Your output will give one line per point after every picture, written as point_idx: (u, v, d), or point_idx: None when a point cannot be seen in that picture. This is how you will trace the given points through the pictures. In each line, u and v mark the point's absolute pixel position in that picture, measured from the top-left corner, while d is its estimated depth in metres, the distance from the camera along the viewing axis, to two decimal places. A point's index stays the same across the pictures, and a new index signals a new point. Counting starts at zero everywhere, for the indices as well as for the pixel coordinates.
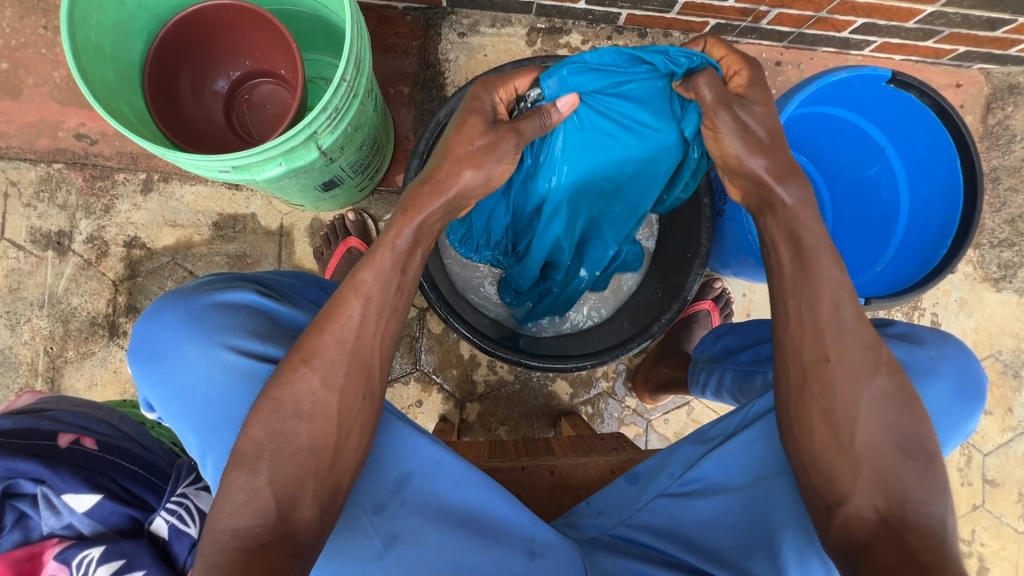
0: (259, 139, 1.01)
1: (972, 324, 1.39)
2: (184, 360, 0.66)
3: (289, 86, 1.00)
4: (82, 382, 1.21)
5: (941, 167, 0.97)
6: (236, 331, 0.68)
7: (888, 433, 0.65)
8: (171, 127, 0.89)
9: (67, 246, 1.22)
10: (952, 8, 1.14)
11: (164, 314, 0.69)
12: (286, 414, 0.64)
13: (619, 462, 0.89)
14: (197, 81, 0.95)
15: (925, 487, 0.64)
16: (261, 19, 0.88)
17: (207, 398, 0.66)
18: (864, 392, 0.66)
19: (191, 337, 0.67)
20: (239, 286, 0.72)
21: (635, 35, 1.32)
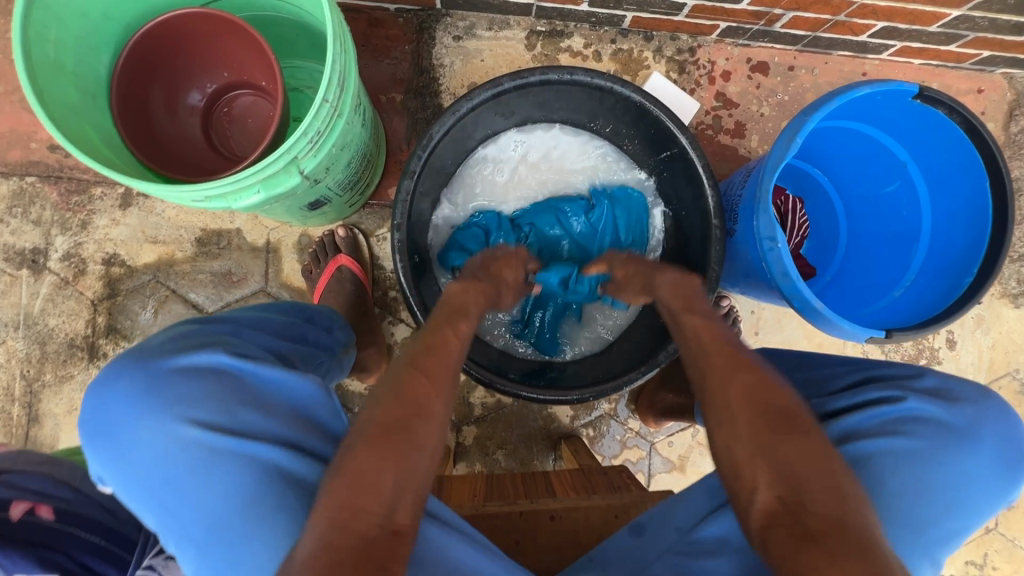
0: (241, 156, 0.95)
1: (989, 342, 1.34)
2: (144, 439, 0.56)
3: (269, 97, 0.94)
4: (61, 407, 1.16)
5: (969, 187, 0.90)
6: (208, 400, 0.58)
7: (753, 411, 0.57)
8: (144, 149, 0.82)
9: (42, 264, 1.16)
10: (979, 12, 1.07)
11: (117, 384, 0.58)
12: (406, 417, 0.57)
13: (621, 505, 0.83)
14: (171, 96, 0.89)
15: (810, 463, 0.53)
16: (237, 29, 0.81)
17: (176, 484, 0.55)
18: (728, 383, 0.61)
19: (165, 408, 0.57)
20: (207, 345, 0.63)
21: (640, 39, 1.25)
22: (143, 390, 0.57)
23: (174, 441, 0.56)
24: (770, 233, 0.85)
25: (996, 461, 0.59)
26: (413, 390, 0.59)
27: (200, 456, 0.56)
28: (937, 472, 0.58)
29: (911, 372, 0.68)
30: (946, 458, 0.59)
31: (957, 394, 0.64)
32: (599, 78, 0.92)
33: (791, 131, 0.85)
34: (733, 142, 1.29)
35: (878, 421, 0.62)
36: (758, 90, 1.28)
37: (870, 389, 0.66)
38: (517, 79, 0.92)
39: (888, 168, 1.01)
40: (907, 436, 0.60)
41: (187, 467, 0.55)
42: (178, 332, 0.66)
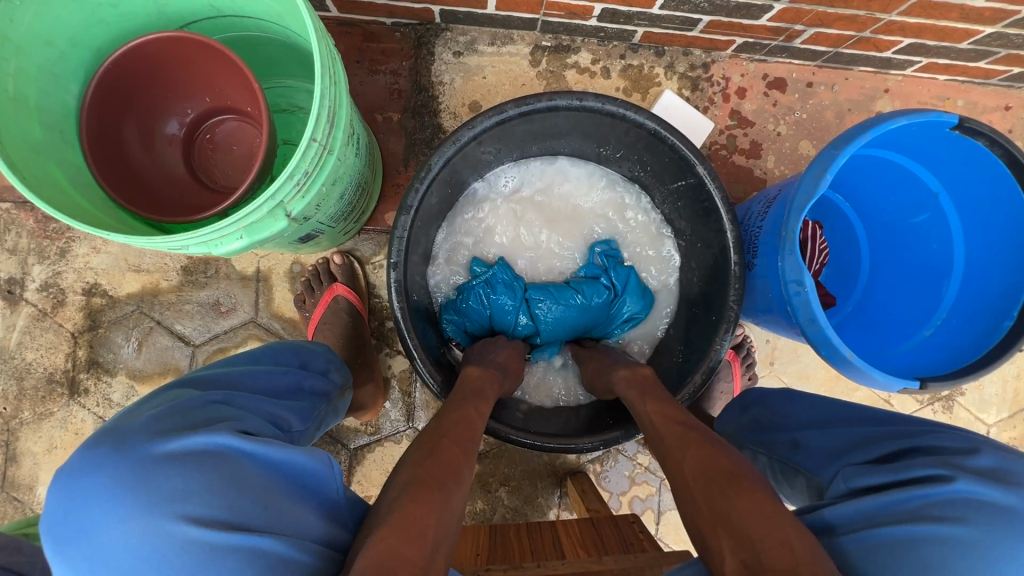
0: (227, 186, 0.89)
1: (1013, 371, 1.28)
2: (126, 542, 0.49)
3: (255, 123, 0.87)
4: (40, 445, 1.10)
5: (1010, 223, 0.83)
6: (203, 492, 0.52)
7: (705, 479, 0.59)
8: (118, 185, 0.75)
9: (19, 295, 1.10)
10: (1014, 29, 1.01)
11: (96, 477, 0.51)
12: (433, 472, 0.59)
13: (635, 566, 0.77)
14: (148, 124, 0.82)
15: (761, 517, 0.53)
16: (217, 52, 0.75)
17: None
18: (681, 458, 0.63)
19: (158, 507, 0.50)
20: (199, 425, 0.56)
21: (651, 54, 1.18)
22: (127, 483, 0.50)
23: (164, 542, 0.49)
24: (796, 276, 0.79)
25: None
26: (434, 453, 0.62)
27: (194, 558, 0.49)
28: (993, 568, 0.52)
29: (966, 446, 0.61)
30: (1006, 553, 0.52)
31: (1019, 475, 0.57)
32: (611, 104, 0.86)
33: (820, 166, 0.78)
34: (748, 162, 1.22)
35: (922, 504, 0.56)
36: (775, 108, 1.22)
37: (916, 466, 0.60)
38: (522, 105, 0.86)
39: (918, 198, 0.95)
40: (957, 522, 0.54)
41: (183, 572, 0.49)
42: (160, 407, 0.59)
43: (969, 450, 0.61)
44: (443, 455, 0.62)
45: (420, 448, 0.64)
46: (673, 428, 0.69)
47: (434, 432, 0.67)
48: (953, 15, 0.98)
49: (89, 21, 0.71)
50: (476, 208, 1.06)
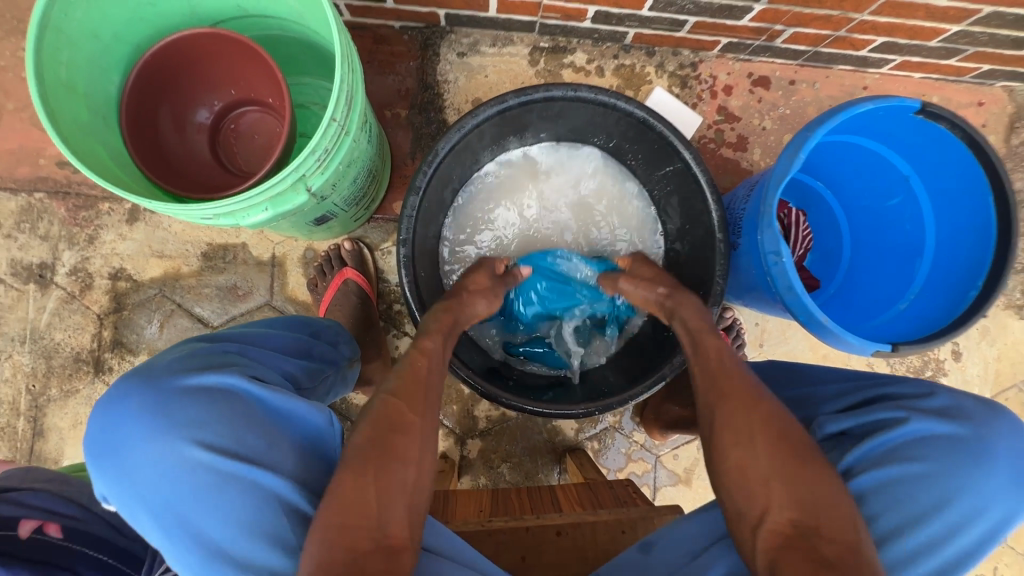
0: (248, 172, 0.96)
1: (994, 353, 1.33)
2: (147, 460, 0.57)
3: (276, 113, 0.95)
4: (65, 421, 1.16)
5: (973, 202, 0.90)
6: (213, 422, 0.59)
7: (771, 442, 0.63)
8: (152, 166, 0.83)
9: (49, 279, 1.17)
10: (978, 27, 1.08)
11: (126, 403, 0.60)
12: (387, 430, 0.63)
13: (628, 519, 0.83)
14: (179, 113, 0.90)
15: (824, 486, 0.59)
16: (245, 46, 0.82)
17: (184, 505, 0.57)
18: (739, 412, 0.66)
19: (173, 431, 0.58)
20: (214, 366, 0.64)
21: (642, 54, 1.27)
22: (152, 410, 0.59)
23: (177, 460, 0.57)
24: (775, 248, 0.85)
25: (1004, 479, 0.60)
26: (386, 411, 0.65)
27: (201, 477, 0.57)
28: (946, 497, 0.60)
29: (922, 390, 0.68)
30: (958, 481, 0.60)
31: (964, 411, 0.65)
32: (603, 94, 0.94)
33: (794, 147, 0.85)
34: (735, 155, 1.29)
35: (886, 447, 0.63)
36: (760, 104, 1.29)
37: (877, 410, 0.66)
38: (522, 96, 0.93)
39: (891, 182, 1.02)
40: (917, 461, 0.62)
41: (193, 488, 0.57)
42: (185, 349, 0.67)
43: (920, 392, 0.68)
44: (392, 412, 0.65)
45: (374, 406, 0.66)
46: (726, 378, 0.71)
47: (390, 390, 0.68)
48: (920, 14, 1.06)
49: (131, 19, 0.79)
50: (474, 199, 1.13)
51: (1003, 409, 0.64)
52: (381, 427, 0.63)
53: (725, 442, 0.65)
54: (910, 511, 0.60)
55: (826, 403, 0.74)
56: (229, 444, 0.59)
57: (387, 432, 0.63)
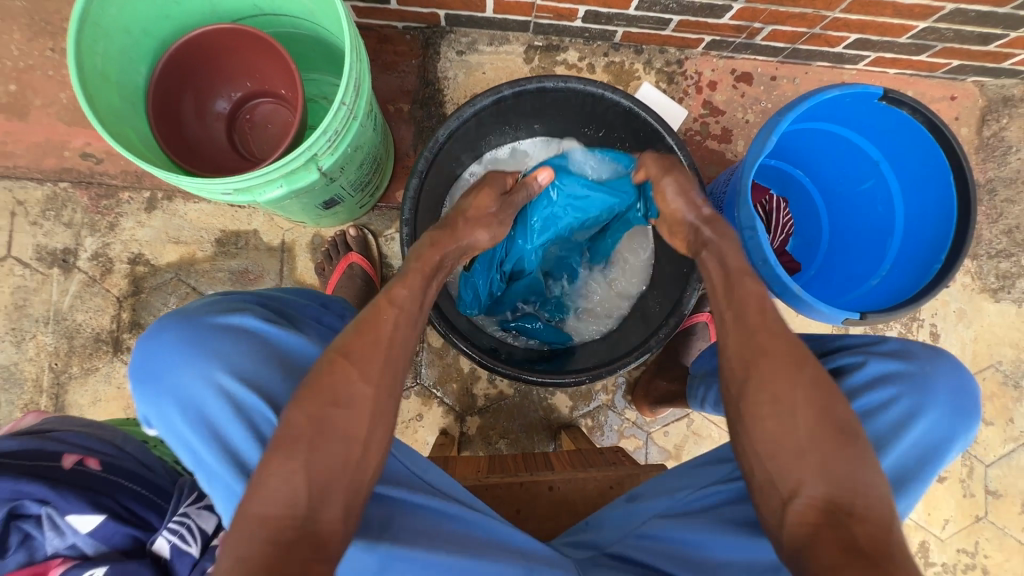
0: (262, 158, 1.04)
1: (971, 335, 1.39)
2: (183, 383, 0.68)
3: (287, 105, 1.03)
4: (85, 398, 1.22)
5: (936, 182, 0.97)
6: (239, 353, 0.70)
7: (819, 420, 0.63)
8: (174, 149, 0.91)
9: (72, 263, 1.24)
10: (943, 24, 1.16)
11: (164, 335, 0.71)
12: (323, 402, 0.62)
13: (618, 477, 0.91)
14: (200, 103, 0.98)
15: (863, 463, 0.62)
16: (260, 41, 0.90)
17: (204, 420, 0.67)
18: (790, 384, 0.65)
19: (196, 359, 0.69)
20: (238, 309, 0.75)
21: (631, 52, 1.34)
22: (183, 341, 0.70)
23: (208, 383, 0.68)
24: (750, 224, 0.92)
25: (950, 407, 0.71)
26: (329, 380, 0.64)
27: (218, 397, 0.68)
28: (905, 426, 0.70)
29: (874, 338, 0.79)
30: (910, 411, 0.70)
31: (913, 354, 0.76)
32: (591, 85, 1.01)
33: (767, 130, 0.92)
34: (720, 147, 1.37)
35: (851, 388, 0.73)
36: (743, 99, 1.37)
37: (840, 357, 0.76)
38: (516, 86, 1.00)
39: (863, 167, 1.08)
40: (876, 396, 0.71)
41: (212, 406, 0.67)
42: (213, 298, 0.79)
43: (873, 341, 0.79)
44: (337, 383, 0.64)
45: (315, 370, 0.64)
46: (768, 340, 0.68)
47: (335, 347, 0.67)
48: (887, 12, 1.13)
49: (157, 15, 0.86)
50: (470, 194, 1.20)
51: (943, 350, 0.75)
52: (319, 399, 0.62)
53: (765, 412, 0.65)
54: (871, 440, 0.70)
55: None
56: (252, 373, 0.69)
57: (324, 406, 0.62)
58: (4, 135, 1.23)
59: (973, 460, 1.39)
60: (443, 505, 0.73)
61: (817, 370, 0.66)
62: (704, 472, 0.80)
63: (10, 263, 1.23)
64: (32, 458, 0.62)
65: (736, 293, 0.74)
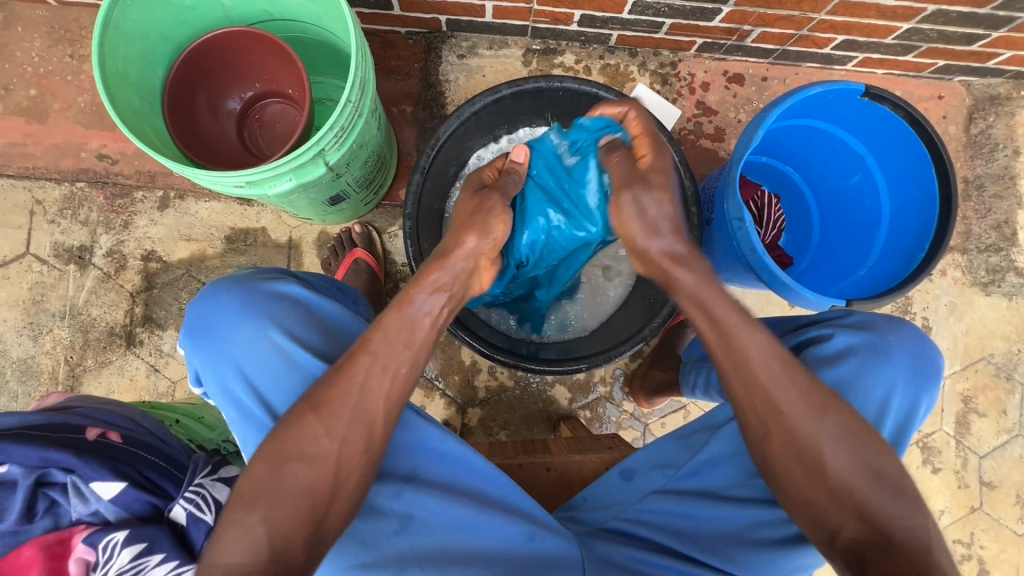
0: (269, 155, 1.09)
1: (962, 328, 1.42)
2: (236, 340, 0.75)
3: (295, 104, 1.08)
4: (100, 389, 1.26)
5: (918, 173, 1.01)
6: (285, 316, 0.78)
7: (852, 466, 0.70)
8: (188, 144, 0.97)
9: (88, 260, 1.29)
10: (927, 25, 1.20)
11: (218, 297, 0.78)
12: (286, 457, 0.67)
13: (612, 458, 0.97)
14: (212, 101, 1.04)
15: (898, 498, 0.69)
16: (271, 44, 0.96)
17: (254, 376, 0.75)
18: (817, 435, 0.71)
19: (246, 320, 0.76)
20: (281, 278, 0.83)
21: (626, 55, 1.39)
22: (234, 304, 0.77)
23: (259, 341, 0.76)
24: (738, 215, 0.96)
25: (911, 370, 0.76)
26: (295, 433, 0.68)
27: (268, 356, 0.75)
28: (867, 389, 0.76)
29: (840, 314, 0.86)
30: (876, 379, 0.76)
31: (877, 325, 0.82)
32: (586, 84, 1.05)
33: (754, 124, 0.96)
34: (713, 145, 1.41)
35: (818, 356, 0.79)
36: (735, 99, 1.41)
37: (812, 331, 0.83)
38: (514, 86, 1.05)
39: (850, 161, 1.12)
40: (844, 366, 0.77)
41: (264, 363, 0.75)
42: (254, 269, 0.86)
43: (842, 317, 0.86)
44: (302, 438, 0.68)
45: (288, 418, 0.70)
46: (789, 391, 0.72)
47: (305, 399, 0.71)
48: (872, 14, 1.17)
49: (174, 21, 0.91)
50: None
51: (903, 321, 0.82)
52: (280, 456, 0.68)
53: (796, 470, 0.71)
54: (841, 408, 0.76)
55: (778, 330, 0.90)
56: (299, 333, 0.78)
57: (285, 459, 0.67)
58: (24, 137, 1.29)
59: (967, 452, 1.41)
60: (456, 460, 0.81)
61: (845, 416, 0.71)
62: (691, 446, 0.85)
63: (28, 260, 1.28)
64: (59, 430, 0.67)
65: (740, 346, 0.74)
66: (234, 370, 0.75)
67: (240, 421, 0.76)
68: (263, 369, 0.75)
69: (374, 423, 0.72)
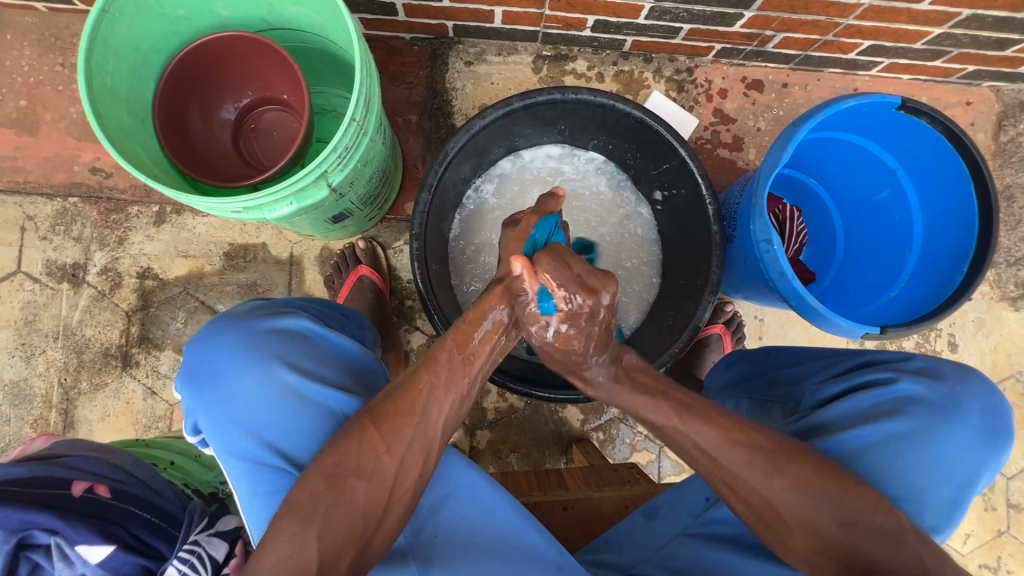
0: (267, 165, 1.04)
1: (990, 345, 1.36)
2: (240, 383, 0.71)
3: (292, 110, 1.02)
4: (94, 413, 1.21)
5: (956, 191, 0.95)
6: (295, 353, 0.73)
7: (820, 521, 0.66)
8: (182, 157, 0.91)
9: (82, 278, 1.24)
10: (960, 29, 1.13)
11: (219, 339, 0.73)
12: (345, 472, 0.66)
13: (632, 496, 0.94)
14: (205, 111, 0.99)
15: (886, 545, 0.64)
16: (269, 50, 0.90)
17: (266, 420, 0.70)
18: (772, 497, 0.68)
19: (251, 361, 0.71)
20: (287, 312, 0.78)
21: (640, 61, 1.33)
22: (238, 344, 0.72)
23: (268, 382, 0.71)
24: (766, 236, 0.91)
25: (980, 428, 0.72)
26: (357, 449, 0.67)
27: (280, 397, 0.71)
28: (933, 445, 0.71)
29: (901, 355, 0.81)
30: (940, 434, 0.71)
31: (945, 372, 0.77)
32: (602, 96, 0.99)
33: (783, 141, 0.91)
34: (732, 155, 1.35)
35: (874, 402, 0.75)
36: (754, 106, 1.35)
37: (869, 373, 0.78)
38: (526, 98, 0.99)
39: (879, 176, 1.06)
40: (906, 418, 0.72)
41: (277, 406, 0.70)
42: (254, 304, 0.81)
43: (903, 358, 0.81)
44: (364, 455, 0.67)
45: (346, 433, 0.68)
46: (727, 464, 0.69)
47: (366, 413, 0.69)
48: (902, 18, 1.11)
49: (165, 32, 0.87)
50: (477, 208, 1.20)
51: (970, 368, 0.77)
52: (340, 470, 0.66)
53: (776, 531, 0.68)
54: (900, 463, 0.71)
55: (821, 369, 0.85)
56: (313, 370, 0.73)
57: (344, 475, 0.66)
58: (15, 150, 1.24)
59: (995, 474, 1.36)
60: (490, 494, 0.77)
61: (800, 472, 0.67)
62: None
63: (19, 278, 1.23)
64: (43, 485, 0.63)
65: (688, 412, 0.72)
66: (242, 417, 0.70)
67: (245, 471, 0.70)
68: (273, 413, 0.70)
69: (432, 448, 0.70)
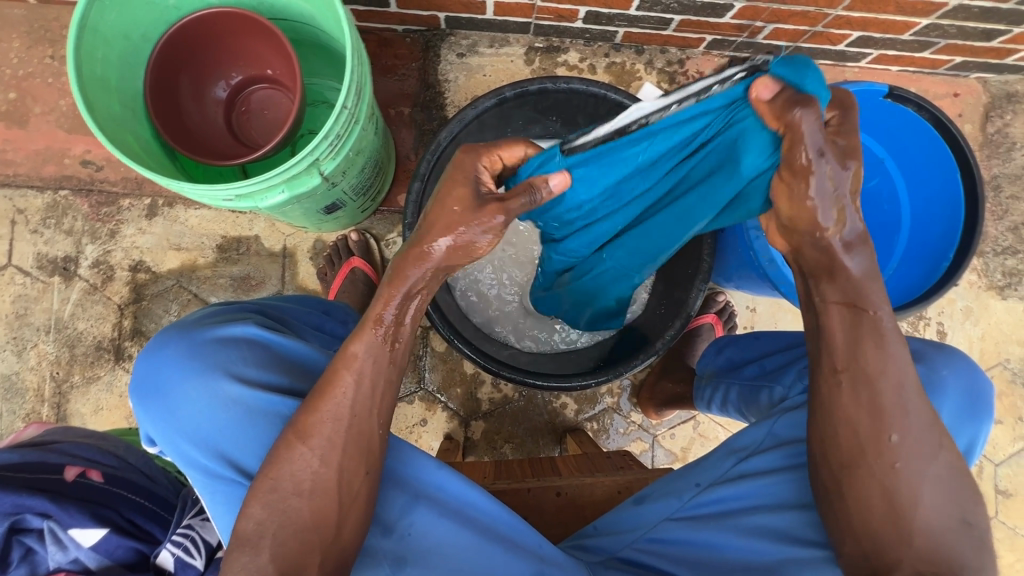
0: (260, 143, 1.05)
1: (978, 333, 1.37)
2: (185, 395, 0.70)
3: (282, 86, 1.03)
4: (87, 407, 1.21)
5: (943, 179, 0.98)
6: (240, 360, 0.73)
7: (925, 516, 0.65)
8: (174, 136, 0.92)
9: (73, 271, 1.23)
10: (947, 20, 1.14)
11: (165, 350, 0.74)
12: (285, 492, 0.65)
13: (625, 482, 0.95)
14: (197, 90, 0.99)
15: (959, 542, 0.65)
16: (260, 27, 0.90)
17: (218, 432, 0.70)
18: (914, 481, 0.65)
19: (192, 373, 0.71)
20: (236, 319, 0.78)
21: (632, 52, 1.34)
22: (184, 356, 0.72)
23: (214, 393, 0.70)
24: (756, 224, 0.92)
25: (964, 402, 0.74)
26: (287, 458, 0.66)
27: (229, 405, 0.70)
28: None
29: None
30: None
31: (925, 353, 0.78)
32: (594, 85, 1.00)
33: None
34: None
35: None
36: None
37: None
38: (518, 88, 1.00)
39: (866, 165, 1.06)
40: None
41: (226, 415, 0.70)
42: (214, 310, 0.82)
43: None
44: (298, 466, 0.66)
45: (273, 452, 0.66)
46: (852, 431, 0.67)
47: (288, 426, 0.67)
48: (889, 9, 1.11)
49: (158, 21, 0.88)
50: None
51: (954, 348, 0.79)
52: (274, 495, 0.65)
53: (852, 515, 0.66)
54: None
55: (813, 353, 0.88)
56: (258, 377, 0.72)
57: (285, 495, 0.65)
58: (4, 144, 1.23)
59: (983, 460, 1.38)
60: (464, 491, 0.76)
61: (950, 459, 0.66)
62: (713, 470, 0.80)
63: (10, 271, 1.23)
64: (34, 469, 0.65)
65: None
66: (192, 427, 0.70)
67: (201, 483, 0.70)
68: (220, 424, 0.70)
69: (371, 445, 0.69)
